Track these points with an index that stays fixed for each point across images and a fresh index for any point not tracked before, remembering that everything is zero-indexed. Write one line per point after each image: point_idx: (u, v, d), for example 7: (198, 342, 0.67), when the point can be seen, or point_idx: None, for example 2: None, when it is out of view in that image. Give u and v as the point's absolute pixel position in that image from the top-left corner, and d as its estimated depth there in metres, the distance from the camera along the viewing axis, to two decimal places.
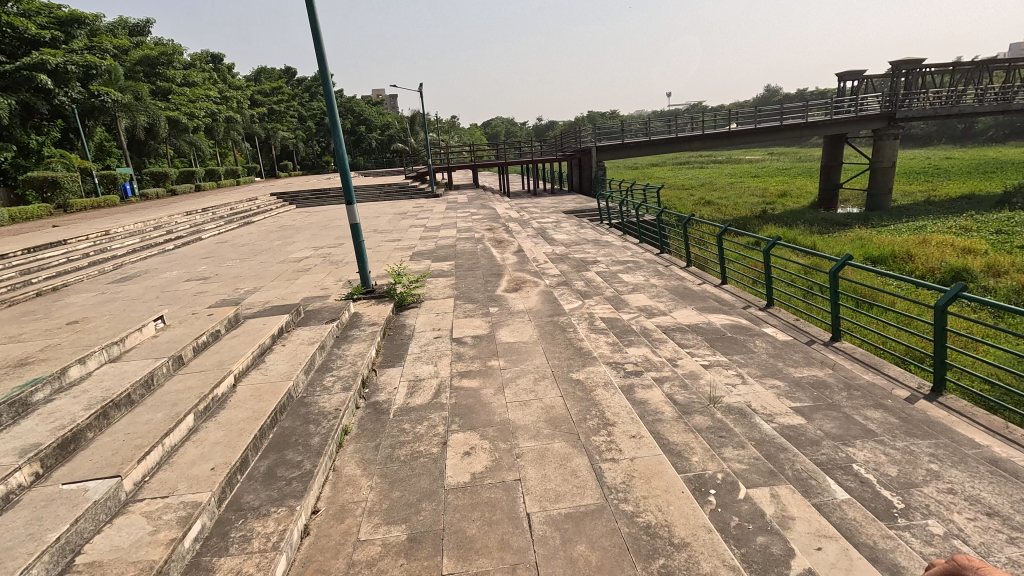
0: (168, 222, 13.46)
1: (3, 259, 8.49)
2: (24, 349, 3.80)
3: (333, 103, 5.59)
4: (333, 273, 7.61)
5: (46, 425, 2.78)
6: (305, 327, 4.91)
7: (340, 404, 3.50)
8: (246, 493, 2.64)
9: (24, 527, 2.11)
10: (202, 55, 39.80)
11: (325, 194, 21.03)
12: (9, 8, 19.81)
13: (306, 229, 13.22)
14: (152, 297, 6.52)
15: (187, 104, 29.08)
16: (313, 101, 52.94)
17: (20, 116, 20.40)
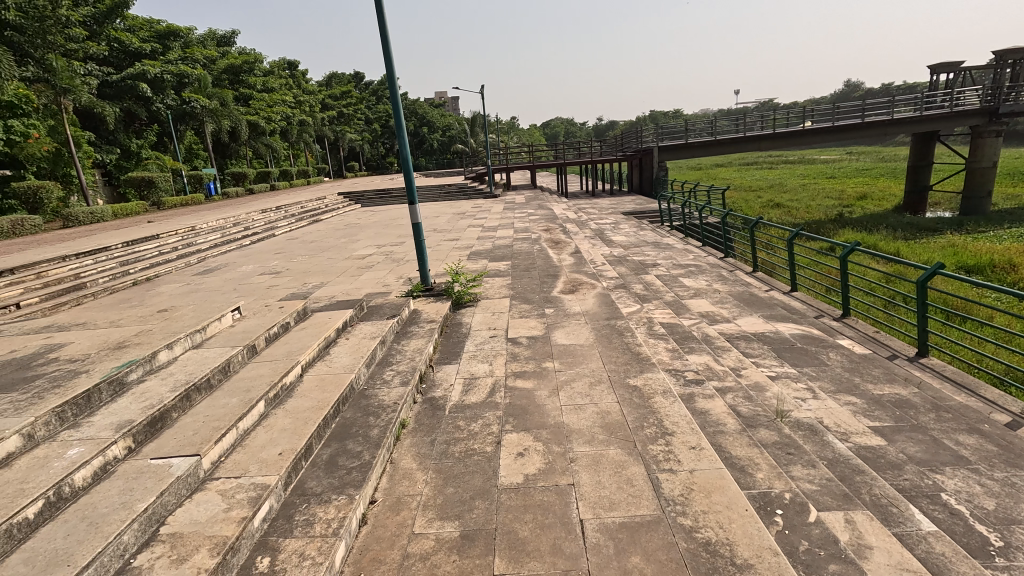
0: (246, 219, 14.43)
1: (106, 250, 9.43)
2: (122, 333, 4.19)
3: (399, 105, 5.75)
4: (394, 270, 7.85)
5: (138, 403, 3.04)
6: (367, 322, 5.10)
7: (399, 398, 3.60)
8: (310, 479, 2.76)
9: (118, 496, 2.32)
10: (280, 62, 42.38)
11: (388, 194, 21.79)
12: (117, 24, 22.20)
13: (370, 227, 13.75)
14: (231, 289, 7.00)
15: (266, 109, 31.07)
16: (379, 104, 55.03)
17: (123, 122, 22.59)
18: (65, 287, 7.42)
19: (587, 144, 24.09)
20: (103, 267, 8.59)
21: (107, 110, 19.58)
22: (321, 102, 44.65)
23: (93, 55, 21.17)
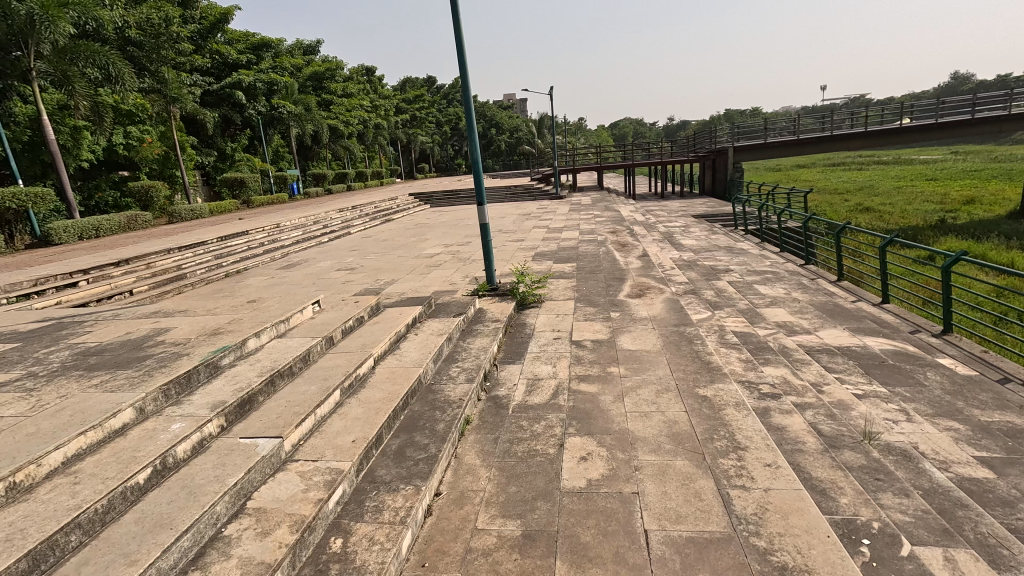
0: (324, 218, 15.29)
1: (204, 245, 10.34)
2: (217, 320, 4.58)
3: (471, 107, 5.87)
4: (460, 269, 8.03)
5: (231, 385, 3.31)
6: (435, 319, 5.25)
7: (464, 395, 3.68)
8: (380, 467, 2.88)
9: (213, 469, 2.54)
10: (359, 69, 44.54)
11: (456, 194, 22.31)
12: (218, 38, 24.28)
13: (438, 226, 14.15)
14: (311, 283, 7.46)
15: (344, 114, 32.82)
16: (449, 107, 56.50)
17: (221, 127, 24.63)
18: (169, 277, 8.21)
19: (657, 145, 23.47)
20: (201, 260, 9.42)
21: (207, 116, 21.45)
22: (396, 106, 46.48)
23: (198, 67, 23.35)
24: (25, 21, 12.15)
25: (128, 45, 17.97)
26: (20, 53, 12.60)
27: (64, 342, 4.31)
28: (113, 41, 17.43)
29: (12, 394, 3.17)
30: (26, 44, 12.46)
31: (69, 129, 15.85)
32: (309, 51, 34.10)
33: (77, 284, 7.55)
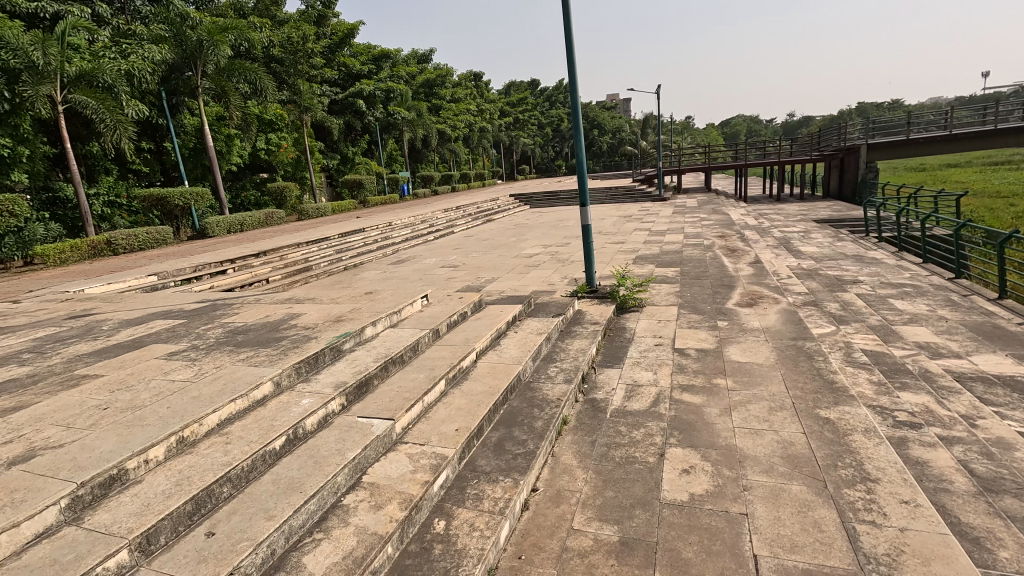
0: (431, 217, 16.16)
1: (327, 240, 11.41)
2: (339, 309, 5.04)
3: (578, 108, 5.88)
4: (559, 270, 8.05)
5: (351, 368, 3.63)
6: (535, 318, 5.33)
7: (562, 394, 3.70)
8: (480, 457, 2.99)
9: (335, 442, 2.80)
10: (467, 75, 46.35)
11: (556, 195, 22.40)
12: (345, 52, 26.59)
13: (538, 227, 14.30)
14: (418, 279, 7.92)
15: (452, 119, 34.38)
16: (552, 109, 56.82)
17: (344, 133, 26.92)
18: (298, 269, 9.18)
19: (774, 144, 21.72)
20: (324, 254, 10.41)
21: (333, 124, 23.59)
22: (500, 109, 47.71)
23: (327, 79, 25.76)
24: (196, 45, 14.39)
25: (272, 62, 20.32)
26: (191, 73, 14.85)
27: (218, 321, 4.99)
28: (260, 59, 19.78)
29: (180, 362, 3.75)
30: (195, 66, 14.70)
31: (225, 137, 18.20)
32: (422, 60, 36.13)
33: (226, 272, 8.72)
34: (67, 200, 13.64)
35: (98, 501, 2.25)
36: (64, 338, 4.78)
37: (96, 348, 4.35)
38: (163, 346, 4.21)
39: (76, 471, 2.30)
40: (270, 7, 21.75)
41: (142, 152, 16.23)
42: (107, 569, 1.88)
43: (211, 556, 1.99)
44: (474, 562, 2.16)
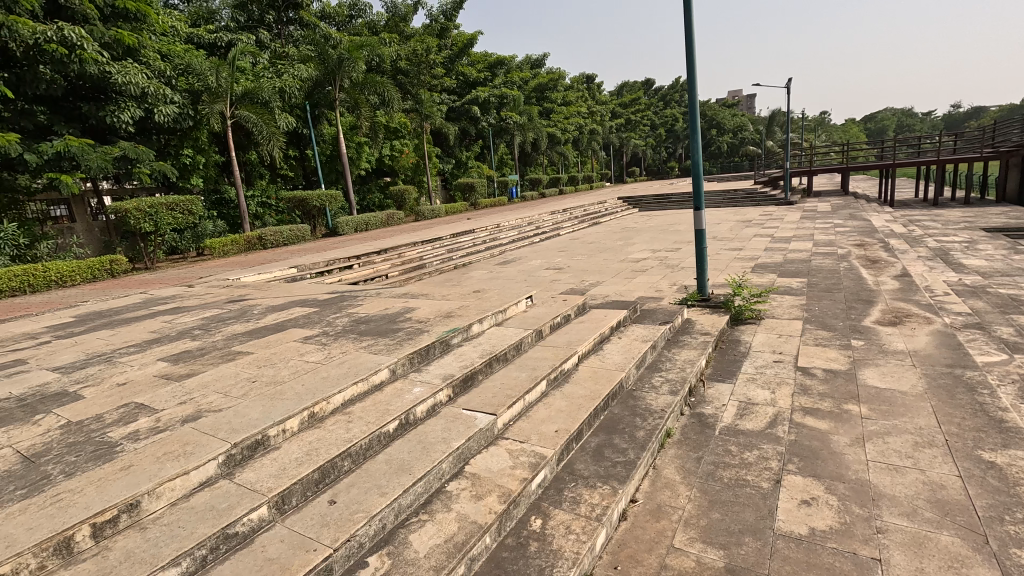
0: (538, 220, 16.39)
1: (440, 241, 12.09)
2: (449, 305, 5.32)
3: (697, 107, 5.59)
4: (668, 276, 7.73)
5: (458, 362, 3.81)
6: (640, 325, 5.18)
7: (667, 406, 3.55)
8: (579, 461, 2.98)
9: (442, 431, 2.96)
10: (579, 78, 46.25)
11: (667, 198, 21.51)
12: (464, 61, 27.91)
13: (646, 231, 13.85)
14: (523, 280, 8.08)
15: (562, 122, 34.53)
16: (666, 109, 54.63)
17: (460, 139, 28.24)
18: (413, 266, 9.83)
19: (931, 139, 18.85)
20: (437, 253, 11.04)
21: (450, 130, 24.90)
22: (612, 111, 46.94)
23: (446, 88, 27.24)
24: (336, 62, 16.13)
25: (399, 74, 21.94)
26: (330, 87, 16.62)
27: (345, 311, 5.52)
28: (388, 72, 21.43)
29: (313, 346, 4.21)
30: (334, 81, 16.46)
31: (356, 144, 20.00)
32: (535, 65, 36.69)
33: (352, 267, 9.60)
34: (231, 201, 15.90)
35: (246, 461, 2.61)
36: (225, 319, 5.59)
37: (248, 329, 5.04)
38: (299, 331, 4.75)
39: (229, 433, 2.69)
40: (399, 23, 23.49)
41: (289, 159, 18.42)
42: (251, 520, 2.18)
43: (332, 522, 2.21)
44: (569, 566, 2.16)
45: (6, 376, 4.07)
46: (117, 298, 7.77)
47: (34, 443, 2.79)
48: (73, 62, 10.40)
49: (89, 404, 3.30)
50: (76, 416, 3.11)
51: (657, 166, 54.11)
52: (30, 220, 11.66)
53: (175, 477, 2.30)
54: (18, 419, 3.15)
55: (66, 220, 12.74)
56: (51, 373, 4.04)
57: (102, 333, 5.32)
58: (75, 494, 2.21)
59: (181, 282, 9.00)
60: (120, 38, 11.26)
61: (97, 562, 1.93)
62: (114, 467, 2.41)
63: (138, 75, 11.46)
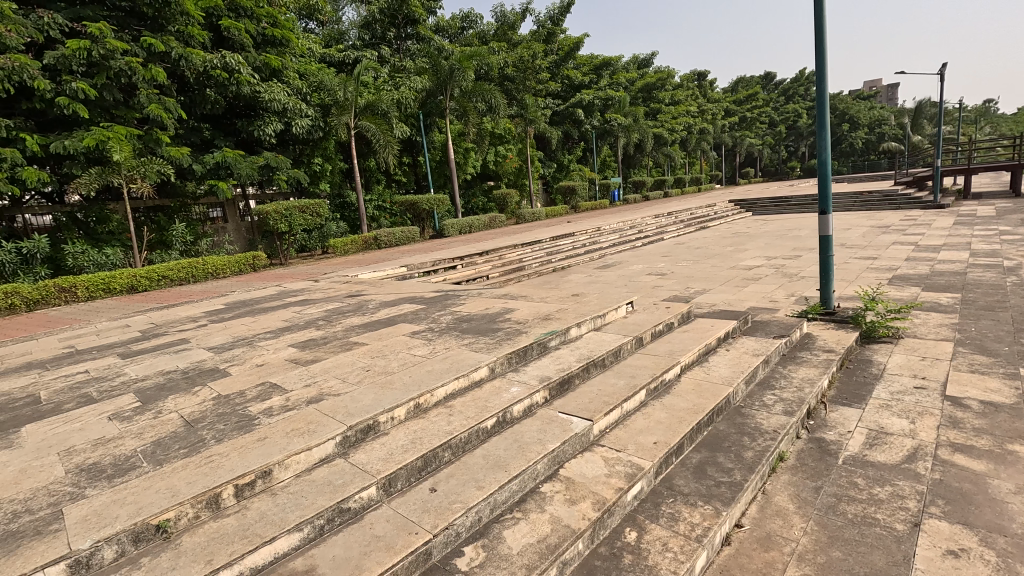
0: (640, 224, 15.93)
1: (540, 244, 12.21)
2: (547, 307, 5.36)
3: (826, 101, 5.07)
4: (785, 286, 7.10)
5: (555, 365, 3.83)
6: (751, 337, 4.82)
7: (780, 427, 3.26)
8: (679, 477, 2.84)
9: (537, 432, 3.00)
10: (690, 75, 44.06)
11: (786, 201, 19.76)
12: (569, 65, 27.89)
13: (760, 237, 12.84)
14: (623, 284, 7.90)
15: (669, 122, 33.19)
16: (788, 104, 50.18)
17: (563, 143, 28.29)
18: (513, 268, 10.05)
19: None
20: (536, 255, 11.18)
21: (553, 133, 25.03)
22: (725, 108, 44.12)
23: (550, 92, 27.42)
24: (447, 72, 16.99)
25: (505, 81, 22.48)
26: (441, 96, 17.54)
27: (449, 309, 5.80)
28: (496, 79, 22.05)
29: (419, 340, 4.47)
30: (445, 90, 17.34)
31: (463, 150, 20.85)
32: (643, 65, 35.61)
33: (456, 267, 10.05)
34: (352, 205, 17.37)
35: (359, 443, 2.85)
36: (344, 312, 6.14)
37: (363, 322, 5.48)
38: (408, 326, 5.07)
39: (346, 416, 2.95)
40: (508, 31, 24.08)
41: (403, 165, 19.72)
42: (361, 498, 2.37)
43: (432, 509, 2.33)
44: None
45: (174, 352, 4.83)
46: (258, 289, 8.86)
47: (193, 411, 3.28)
48: (232, 84, 12.09)
49: (234, 381, 3.80)
50: (225, 390, 3.60)
51: (775, 166, 49.98)
52: (195, 220, 13.68)
53: (300, 451, 2.58)
54: (182, 389, 3.72)
55: (220, 221, 14.65)
56: (206, 352, 4.72)
57: (246, 320, 6.10)
58: (223, 457, 2.56)
59: (308, 277, 10.05)
60: (268, 61, 12.93)
61: (237, 518, 2.22)
62: (253, 437, 2.76)
63: (281, 93, 13.06)
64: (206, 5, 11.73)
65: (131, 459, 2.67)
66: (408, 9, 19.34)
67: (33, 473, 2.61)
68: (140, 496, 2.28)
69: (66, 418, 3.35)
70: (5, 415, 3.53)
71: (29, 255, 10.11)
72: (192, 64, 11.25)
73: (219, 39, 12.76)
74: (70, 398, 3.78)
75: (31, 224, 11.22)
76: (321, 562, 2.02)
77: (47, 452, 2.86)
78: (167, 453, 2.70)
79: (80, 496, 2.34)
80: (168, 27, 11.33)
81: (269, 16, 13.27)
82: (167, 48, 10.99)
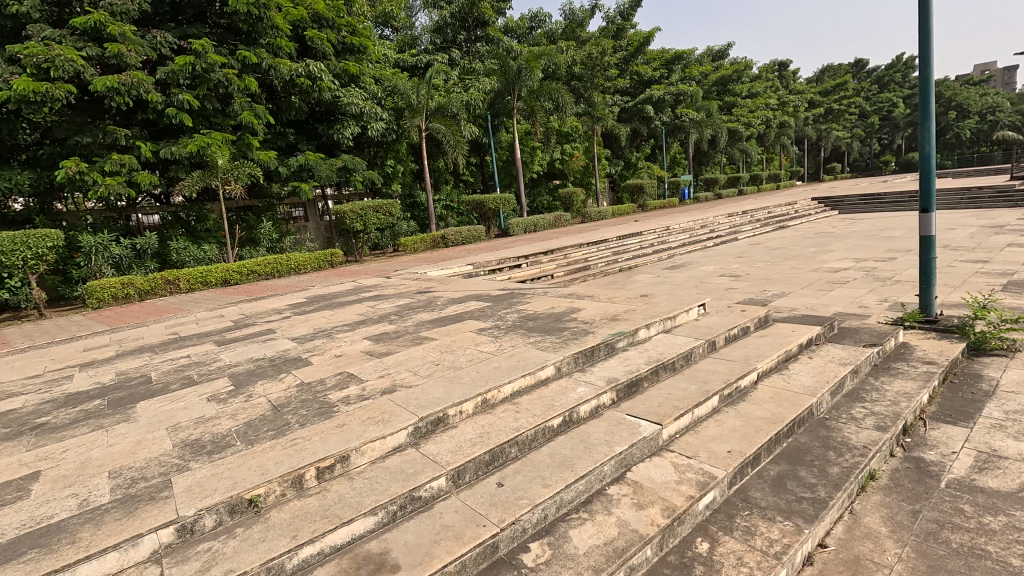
0: (712, 223, 15.27)
1: (605, 243, 12.04)
2: (614, 308, 5.27)
3: (932, 87, 4.60)
4: (877, 290, 6.54)
5: (623, 366, 3.76)
6: (837, 345, 4.49)
7: (872, 443, 3.01)
8: (755, 489, 2.70)
9: (604, 434, 2.96)
10: (770, 65, 41.57)
11: (878, 198, 18.17)
12: (639, 61, 27.21)
13: (848, 237, 11.90)
14: (694, 286, 7.61)
15: (746, 115, 31.50)
16: (882, 93, 46.06)
17: (630, 140, 27.66)
18: (578, 267, 9.97)
19: None
20: (602, 255, 11.03)
21: (621, 131, 24.51)
22: (809, 100, 41.23)
23: (619, 89, 26.87)
24: (515, 72, 17.13)
25: (573, 79, 22.19)
26: (509, 96, 17.71)
27: (515, 307, 5.85)
28: (563, 78, 21.84)
29: (486, 337, 4.55)
30: (513, 90, 17.49)
31: (530, 149, 20.93)
32: (718, 56, 33.99)
33: (521, 266, 10.13)
34: (421, 204, 17.94)
35: (429, 434, 2.94)
36: (414, 307, 6.37)
37: (432, 317, 5.66)
38: (475, 323, 5.18)
39: (417, 408, 3.06)
40: (576, 29, 23.88)
41: (470, 165, 20.13)
42: (432, 487, 2.44)
43: (500, 503, 2.37)
44: None
45: (261, 341, 5.22)
46: (335, 285, 9.37)
47: (279, 396, 3.53)
48: (314, 91, 12.92)
49: (315, 370, 4.06)
50: (306, 378, 3.85)
51: (865, 160, 46.09)
52: (280, 219, 14.70)
53: (375, 439, 2.70)
54: (270, 375, 4.03)
55: (302, 220, 15.65)
56: (290, 342, 5.06)
57: (325, 313, 6.48)
58: (306, 441, 2.74)
59: (380, 274, 10.50)
60: (347, 68, 13.66)
61: (318, 498, 2.37)
62: (333, 424, 2.94)
63: (358, 97, 13.78)
64: (293, 18, 12.57)
65: (227, 438, 2.92)
66: (478, 12, 19.68)
67: (146, 444, 2.93)
68: (234, 472, 2.48)
69: (172, 397, 3.73)
70: (123, 392, 3.99)
71: (141, 250, 11.29)
72: (280, 74, 12.11)
73: (304, 49, 13.63)
74: (175, 379, 4.20)
75: (142, 223, 12.47)
76: (394, 546, 2.11)
77: (158, 427, 3.19)
78: (257, 434, 2.92)
79: (185, 468, 2.59)
80: (260, 40, 12.23)
81: (349, 25, 14.03)
82: (259, 60, 11.89)
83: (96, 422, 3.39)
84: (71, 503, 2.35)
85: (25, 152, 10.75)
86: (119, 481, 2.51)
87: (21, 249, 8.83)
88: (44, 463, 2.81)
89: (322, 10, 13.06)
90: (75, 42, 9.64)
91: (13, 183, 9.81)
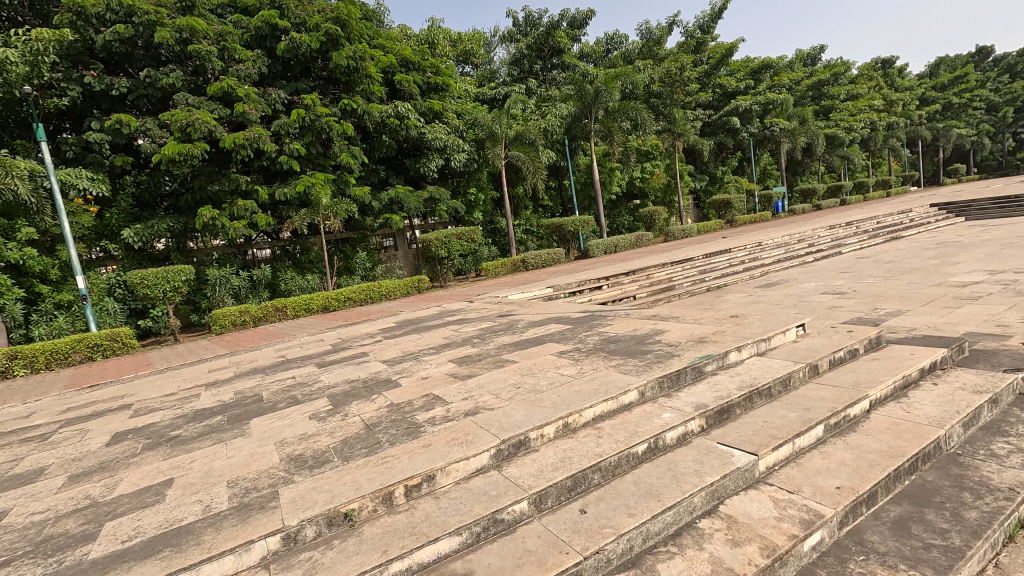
0: (811, 237, 14.12)
1: (690, 262, 11.54)
2: (702, 329, 5.03)
3: None
4: (1019, 307, 5.65)
5: (713, 391, 3.56)
6: (969, 370, 3.94)
7: (1020, 486, 2.57)
8: (871, 531, 2.41)
9: (694, 463, 2.80)
10: (873, 64, 38.09)
11: (1016, 200, 15.88)
12: (722, 72, 26.14)
13: (980, 246, 10.49)
14: (792, 305, 7.07)
15: (847, 119, 29.06)
16: (1015, 82, 40.58)
17: (715, 154, 26.63)
18: (662, 288, 9.61)
19: None
20: (688, 274, 10.55)
21: (704, 145, 23.62)
22: (921, 96, 37.29)
23: (701, 103, 25.95)
24: (592, 95, 17.15)
25: (652, 97, 22.39)
26: (586, 120, 17.81)
27: (596, 329, 5.77)
28: (642, 97, 22.25)
29: (567, 360, 4.54)
30: (591, 113, 17.57)
31: (608, 170, 20.80)
32: (809, 61, 31.81)
33: (602, 287, 9.99)
34: (503, 230, 18.36)
35: (511, 457, 2.96)
36: (496, 331, 6.50)
37: (514, 341, 5.73)
38: (556, 346, 5.18)
39: (499, 430, 3.10)
40: (653, 47, 24.02)
41: (550, 190, 20.40)
42: (514, 510, 2.45)
43: (582, 531, 2.32)
44: None
45: (356, 364, 5.58)
46: (422, 310, 9.83)
47: (371, 416, 3.75)
48: (402, 129, 13.84)
49: (404, 391, 4.26)
50: (396, 399, 4.04)
51: (998, 158, 40.62)
52: (373, 249, 15.76)
53: (459, 460, 2.78)
54: (364, 396, 4.29)
55: (392, 249, 16.66)
56: (381, 364, 5.36)
57: (414, 337, 6.79)
58: (395, 459, 2.87)
59: (464, 298, 10.84)
60: (432, 106, 14.60)
61: (407, 515, 2.46)
62: (420, 443, 3.06)
63: (442, 132, 14.59)
64: (384, 65, 13.69)
65: (326, 454, 3.14)
66: (554, 40, 20.23)
67: (258, 458, 3.23)
68: (332, 486, 2.66)
69: (280, 415, 4.09)
70: (240, 410, 4.43)
71: (256, 282, 12.62)
72: (373, 116, 13.19)
73: (394, 92, 14.79)
74: (283, 399, 4.58)
75: (257, 257, 13.85)
76: (478, 567, 2.13)
77: (267, 442, 3.51)
78: (352, 451, 3.12)
79: (290, 480, 2.82)
80: (356, 88, 13.40)
81: (433, 66, 15.07)
82: (356, 106, 13.05)
83: (218, 436, 3.80)
84: (197, 508, 2.64)
85: (167, 199, 12.41)
86: (236, 490, 2.79)
87: (162, 283, 10.17)
88: (176, 471, 3.19)
89: (409, 55, 14.19)
90: (209, 106, 11.16)
91: (156, 229, 11.40)
